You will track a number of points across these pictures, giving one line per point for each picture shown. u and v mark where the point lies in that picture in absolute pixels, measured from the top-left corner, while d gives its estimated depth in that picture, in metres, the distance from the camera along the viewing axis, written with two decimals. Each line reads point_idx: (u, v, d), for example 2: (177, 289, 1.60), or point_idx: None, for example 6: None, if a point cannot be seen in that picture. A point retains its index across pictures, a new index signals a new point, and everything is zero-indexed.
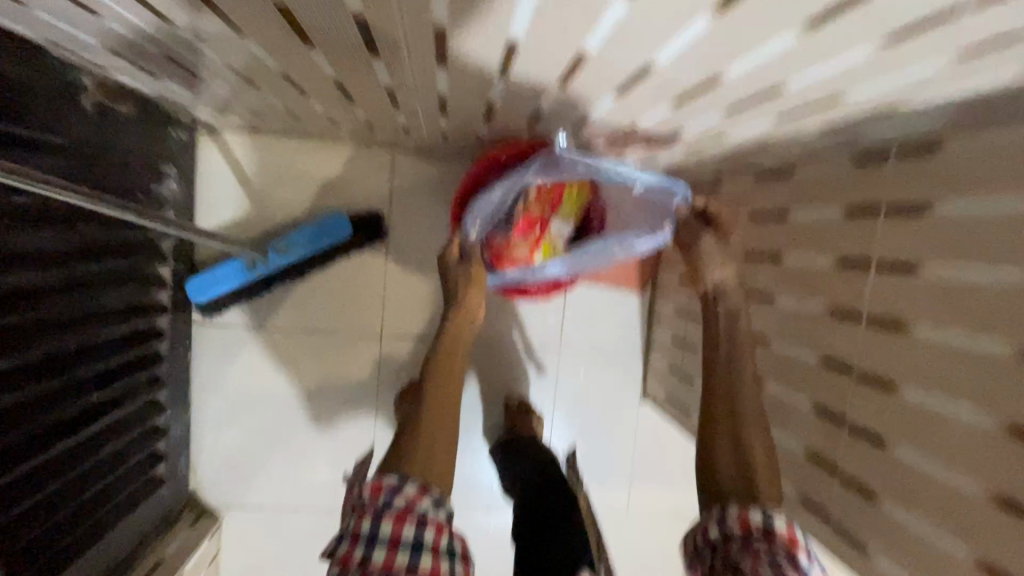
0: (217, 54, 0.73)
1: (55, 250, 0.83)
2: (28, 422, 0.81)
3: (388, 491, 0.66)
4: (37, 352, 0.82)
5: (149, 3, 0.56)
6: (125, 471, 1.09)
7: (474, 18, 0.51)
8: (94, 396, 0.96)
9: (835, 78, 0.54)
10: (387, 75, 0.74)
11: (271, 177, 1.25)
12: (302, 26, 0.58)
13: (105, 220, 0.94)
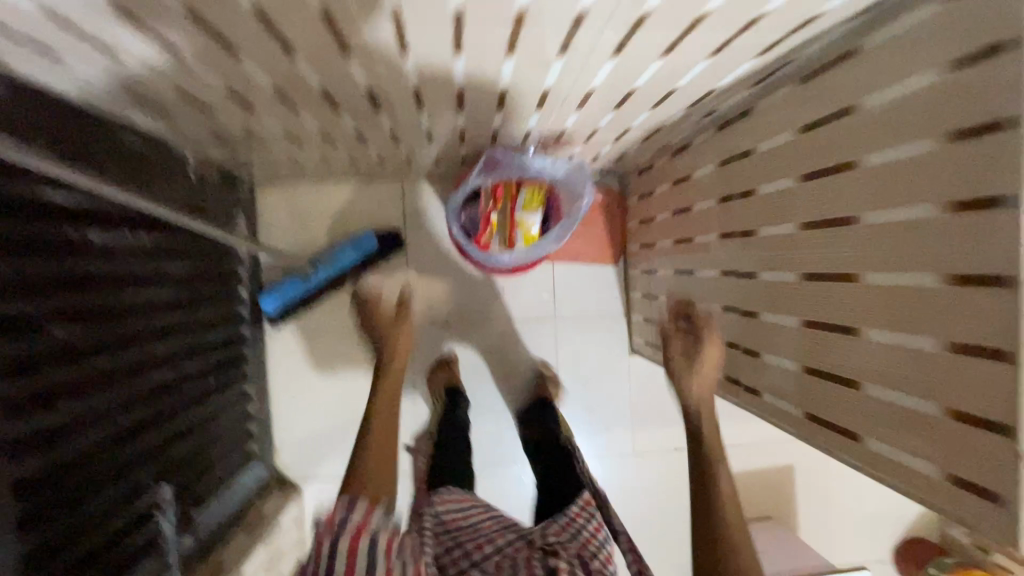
0: (280, 124, 1.10)
1: (179, 271, 1.19)
2: (170, 388, 1.13)
3: (394, 511, 0.77)
4: (175, 341, 1.15)
5: (249, 98, 0.92)
6: (234, 444, 1.41)
7: (445, 78, 0.85)
8: (209, 380, 1.30)
9: (675, 75, 0.85)
10: (393, 120, 1.09)
11: (310, 214, 1.62)
12: (342, 98, 0.93)
13: (202, 250, 1.29)
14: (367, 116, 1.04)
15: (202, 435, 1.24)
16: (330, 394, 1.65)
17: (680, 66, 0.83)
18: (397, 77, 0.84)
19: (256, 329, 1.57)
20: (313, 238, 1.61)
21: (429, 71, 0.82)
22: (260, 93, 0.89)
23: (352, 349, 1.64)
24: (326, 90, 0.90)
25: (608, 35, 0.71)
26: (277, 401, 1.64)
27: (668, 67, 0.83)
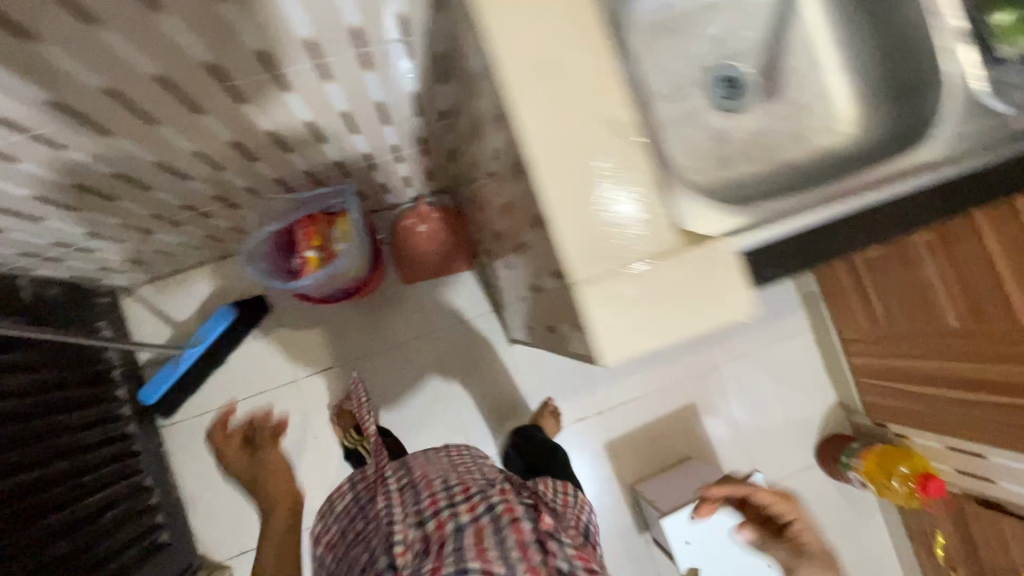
0: (101, 220, 1.11)
1: (10, 391, 1.14)
2: (16, 517, 1.06)
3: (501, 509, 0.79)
4: (13, 469, 1.09)
5: (43, 199, 0.94)
6: (130, 554, 1.33)
7: (201, 121, 0.88)
8: (78, 498, 1.23)
9: (432, 70, 0.91)
10: (204, 185, 1.12)
11: (179, 300, 1.59)
12: (130, 172, 0.96)
13: (49, 363, 1.25)
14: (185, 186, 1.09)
15: (75, 556, 1.16)
16: None
17: (420, 56, 0.89)
18: (153, 133, 0.87)
19: (145, 428, 1.51)
20: (186, 325, 1.59)
21: (210, 125, 0.90)
22: (45, 188, 0.91)
23: (252, 418, 1.60)
24: (117, 169, 0.94)
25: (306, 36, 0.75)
26: (187, 492, 1.57)
27: (410, 59, 0.89)
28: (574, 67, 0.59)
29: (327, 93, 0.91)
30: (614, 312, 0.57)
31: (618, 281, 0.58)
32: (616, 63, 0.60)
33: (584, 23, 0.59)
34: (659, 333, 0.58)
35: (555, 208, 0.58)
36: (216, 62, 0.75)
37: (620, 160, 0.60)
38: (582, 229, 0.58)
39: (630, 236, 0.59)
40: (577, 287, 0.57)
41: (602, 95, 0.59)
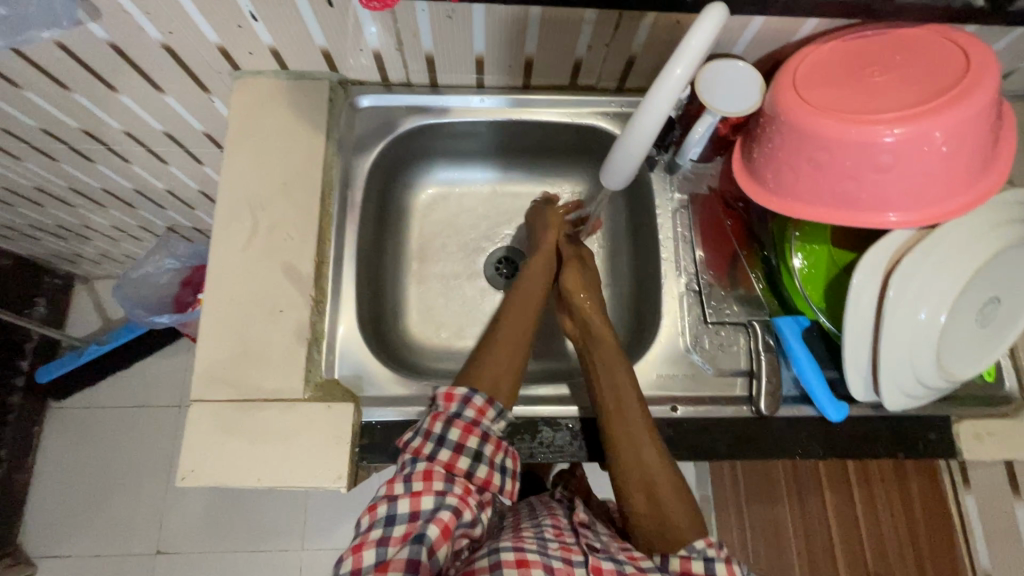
0: (39, 217, 1.26)
1: None
2: None
3: (460, 404, 0.59)
4: None
5: None
6: None
7: (100, 163, 1.01)
8: None
9: None
10: (127, 212, 1.24)
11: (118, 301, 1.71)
12: (48, 185, 1.09)
13: None
14: (106, 210, 1.23)
15: None
16: (96, 469, 1.59)
17: None
18: (59, 163, 1.00)
19: (31, 403, 1.57)
20: (114, 324, 1.68)
21: (106, 171, 1.04)
22: None
23: (125, 425, 1.62)
24: (37, 184, 1.09)
25: (164, 121, 0.85)
26: (39, 476, 1.58)
27: None
28: (276, 218, 0.68)
29: (207, 172, 1.04)
30: (214, 439, 0.60)
31: (229, 413, 0.61)
32: (322, 228, 0.69)
33: (303, 188, 0.69)
34: (248, 477, 0.59)
35: (207, 329, 0.64)
36: (88, 130, 0.88)
37: (288, 308, 0.65)
38: (220, 353, 0.63)
39: (269, 379, 0.62)
40: (191, 405, 0.61)
41: (291, 246, 0.67)
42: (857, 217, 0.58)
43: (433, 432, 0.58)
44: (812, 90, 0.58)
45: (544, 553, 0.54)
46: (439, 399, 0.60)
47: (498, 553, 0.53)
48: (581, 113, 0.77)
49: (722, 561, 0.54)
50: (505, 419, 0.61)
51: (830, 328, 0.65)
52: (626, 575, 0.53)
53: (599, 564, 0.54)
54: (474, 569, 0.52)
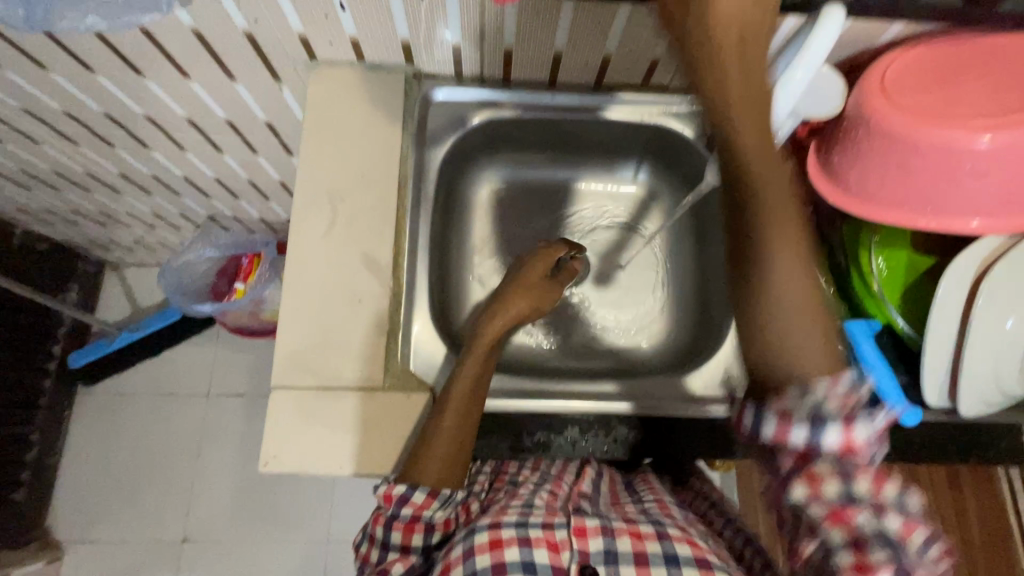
0: (81, 202, 1.26)
1: None
2: None
3: (398, 505, 0.56)
4: None
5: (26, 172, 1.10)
6: None
7: (156, 150, 1.01)
8: None
9: None
10: (171, 199, 1.24)
11: (147, 288, 1.71)
12: (98, 170, 1.10)
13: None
14: (150, 197, 1.24)
15: None
16: (124, 456, 1.59)
17: None
18: (114, 149, 1.01)
19: (62, 387, 1.57)
20: (143, 311, 1.68)
21: (159, 158, 1.04)
22: (25, 164, 1.07)
23: (154, 412, 1.62)
24: (88, 169, 1.09)
25: (229, 110, 0.86)
26: (67, 461, 1.58)
27: None
28: (352, 208, 0.68)
29: (260, 162, 1.05)
30: (295, 426, 0.61)
31: (310, 400, 0.61)
32: (398, 219, 0.69)
33: (380, 179, 0.69)
34: (333, 466, 0.60)
35: (286, 316, 0.64)
36: (151, 116, 0.89)
37: (367, 298, 0.65)
38: (300, 341, 0.63)
39: (349, 367, 0.63)
40: (272, 390, 0.62)
41: (368, 236, 0.67)
42: (941, 221, 0.58)
43: (376, 538, 0.58)
44: (902, 94, 0.58)
45: (519, 525, 0.54)
46: (378, 500, 0.57)
47: (470, 539, 0.53)
48: (652, 112, 0.78)
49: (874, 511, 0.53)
50: (450, 503, 0.58)
51: (906, 333, 0.66)
52: (611, 529, 0.55)
53: (583, 524, 0.55)
54: (450, 560, 0.53)
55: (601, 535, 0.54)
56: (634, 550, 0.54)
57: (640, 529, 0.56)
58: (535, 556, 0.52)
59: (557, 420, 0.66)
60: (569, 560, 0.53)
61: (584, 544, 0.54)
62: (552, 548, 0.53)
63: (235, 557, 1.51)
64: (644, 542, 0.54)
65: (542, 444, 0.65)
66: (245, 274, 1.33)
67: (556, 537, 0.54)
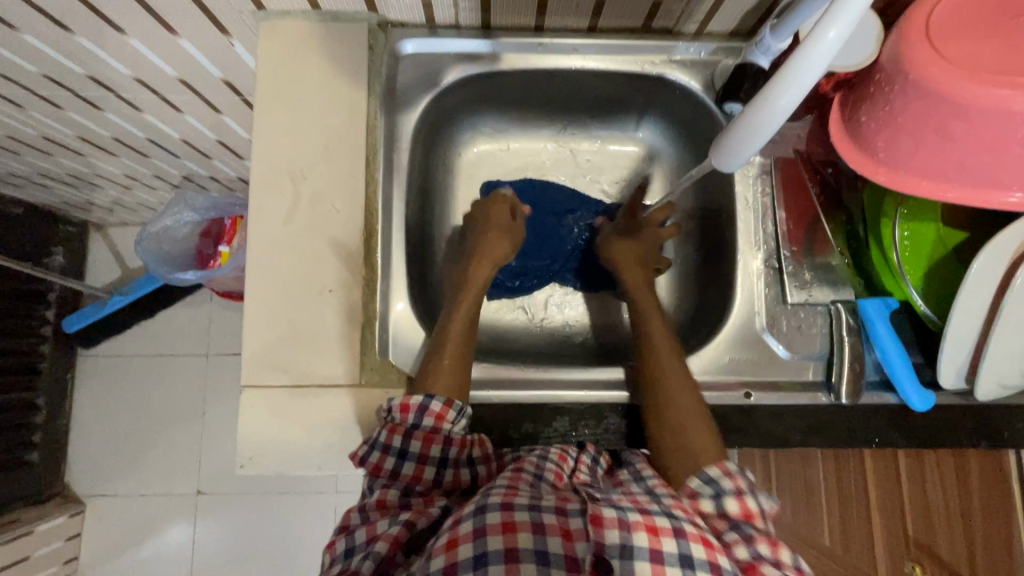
0: (45, 165, 1.18)
1: None
2: None
3: (417, 414, 0.54)
4: None
5: None
6: None
7: (109, 112, 0.92)
8: None
9: None
10: (138, 161, 1.16)
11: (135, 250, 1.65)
12: (53, 133, 1.01)
13: None
14: (118, 159, 1.15)
15: None
16: (131, 414, 1.57)
17: None
18: (65, 112, 0.92)
19: (61, 350, 1.53)
20: (134, 274, 1.64)
21: (115, 120, 0.95)
22: None
23: (155, 372, 1.59)
24: (42, 133, 1.00)
25: (182, 68, 0.77)
26: (77, 421, 1.56)
27: None
28: (317, 185, 0.61)
29: (225, 119, 0.95)
30: (269, 423, 0.58)
31: (283, 400, 0.58)
32: (368, 196, 0.63)
33: (345, 152, 0.62)
34: (310, 465, 0.58)
35: (253, 308, 0.60)
36: (95, 76, 0.80)
37: (338, 288, 0.60)
38: (268, 335, 0.59)
39: (322, 363, 0.59)
40: (244, 389, 0.58)
41: (334, 219, 0.61)
42: (979, 196, 0.52)
43: (391, 447, 0.53)
44: (954, 41, 0.48)
45: (533, 509, 0.45)
46: (395, 409, 0.55)
47: (482, 515, 0.44)
48: (654, 61, 0.68)
49: (733, 495, 0.49)
50: (467, 417, 0.55)
51: (927, 314, 0.60)
52: (629, 521, 0.44)
53: (600, 513, 0.44)
54: (457, 535, 0.44)
55: (620, 527, 0.44)
56: (650, 546, 0.43)
57: (657, 522, 0.45)
58: (549, 548, 0.43)
59: (547, 410, 0.63)
60: (584, 552, 0.43)
61: (600, 536, 0.43)
62: (565, 535, 0.44)
63: (249, 511, 1.52)
64: (660, 538, 0.44)
65: (532, 435, 0.62)
66: (230, 239, 1.27)
67: (569, 524, 0.44)
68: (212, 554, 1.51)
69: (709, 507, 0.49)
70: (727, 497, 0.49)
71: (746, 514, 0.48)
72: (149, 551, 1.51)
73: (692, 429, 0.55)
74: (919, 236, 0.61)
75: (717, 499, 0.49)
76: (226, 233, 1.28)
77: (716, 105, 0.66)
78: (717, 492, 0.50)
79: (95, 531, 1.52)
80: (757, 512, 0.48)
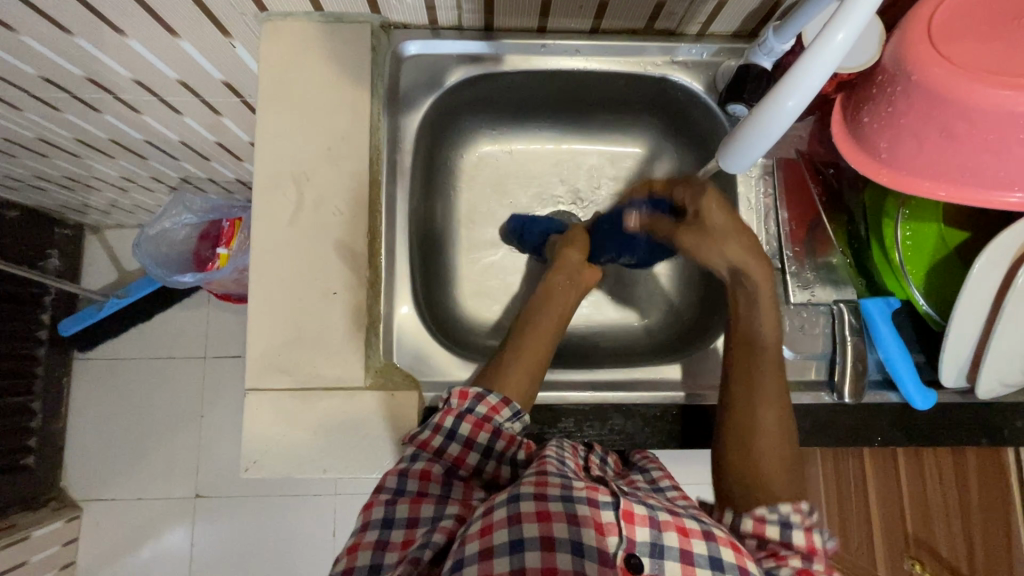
0: (40, 167, 1.17)
1: None
2: None
3: (473, 401, 0.55)
4: None
5: None
6: None
7: (108, 114, 0.91)
8: None
9: None
10: (136, 163, 1.15)
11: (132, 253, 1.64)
12: (50, 135, 1.00)
13: None
14: (115, 161, 1.14)
15: None
16: (129, 418, 1.56)
17: None
18: (63, 114, 0.91)
19: (57, 354, 1.52)
20: (130, 277, 1.63)
21: (114, 122, 0.95)
22: None
23: (153, 375, 1.57)
24: (39, 135, 1.00)
25: (182, 70, 0.76)
26: (73, 425, 1.55)
27: None
28: (320, 187, 0.61)
29: (224, 121, 0.95)
30: (274, 426, 0.58)
31: (288, 404, 0.58)
32: (372, 198, 0.63)
33: (349, 154, 0.62)
34: (314, 468, 0.57)
35: (256, 311, 0.59)
36: (94, 78, 0.79)
37: (343, 290, 0.60)
38: (272, 339, 0.59)
39: (325, 366, 0.59)
40: (247, 393, 0.58)
41: (338, 221, 0.61)
42: (982, 196, 0.53)
43: (443, 427, 0.53)
44: (956, 42, 0.48)
45: (567, 498, 0.44)
46: (451, 395, 0.56)
47: (515, 503, 0.44)
48: (656, 63, 0.68)
49: (802, 528, 0.49)
50: (521, 419, 0.56)
51: (929, 313, 0.61)
52: (659, 520, 0.44)
53: (631, 509, 0.44)
54: (491, 521, 0.44)
55: (650, 525, 0.44)
56: (681, 547, 0.43)
57: (687, 523, 0.45)
58: (583, 539, 0.43)
59: (552, 411, 0.63)
60: (615, 547, 0.43)
61: (631, 533, 0.44)
62: (598, 529, 0.44)
63: (249, 514, 1.52)
64: (691, 540, 0.44)
65: (538, 437, 0.62)
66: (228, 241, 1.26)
67: (601, 517, 0.44)
68: (211, 557, 1.51)
69: (772, 534, 0.50)
70: (797, 529, 0.49)
71: (808, 551, 0.49)
72: (147, 555, 1.50)
73: (764, 413, 0.56)
74: (921, 236, 0.61)
75: (784, 530, 0.49)
76: (224, 236, 1.28)
77: (719, 105, 0.67)
78: (786, 525, 0.50)
79: (92, 535, 1.51)
80: (820, 548, 0.49)
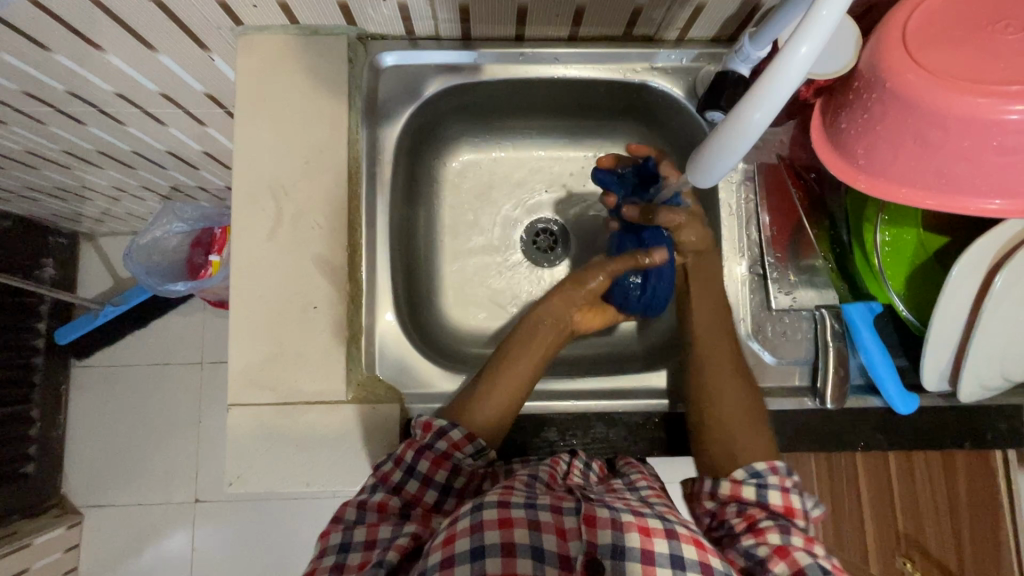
0: (30, 178, 1.17)
1: None
2: None
3: (435, 435, 0.55)
4: None
5: None
6: None
7: (92, 127, 0.91)
8: None
9: None
10: (125, 172, 1.15)
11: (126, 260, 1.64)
12: (38, 147, 1.00)
13: None
14: (104, 171, 1.14)
15: None
16: (127, 424, 1.57)
17: None
18: (48, 128, 0.91)
19: (54, 362, 1.53)
20: (126, 284, 1.63)
21: (100, 134, 0.95)
22: None
23: (149, 382, 1.58)
24: (27, 148, 1.00)
25: (164, 83, 0.76)
26: (72, 433, 1.56)
27: None
28: (300, 201, 0.61)
29: (209, 131, 0.95)
30: (257, 441, 0.58)
31: (271, 418, 0.58)
32: (351, 211, 0.63)
33: (327, 168, 0.62)
34: (297, 482, 0.58)
35: (238, 327, 0.60)
36: (76, 92, 0.79)
37: (323, 304, 0.60)
38: (253, 354, 0.59)
39: (307, 381, 0.59)
40: (230, 409, 0.59)
41: (318, 235, 0.61)
42: (959, 202, 0.52)
43: (403, 460, 0.53)
44: (929, 49, 0.48)
45: (529, 505, 0.44)
46: (417, 427, 0.56)
47: (478, 512, 0.44)
48: (636, 69, 0.68)
49: (779, 488, 0.51)
50: (483, 455, 0.56)
51: (910, 319, 0.61)
52: (620, 520, 0.45)
53: (594, 513, 0.45)
54: (454, 532, 0.44)
55: (611, 527, 0.44)
56: (642, 547, 0.43)
57: (650, 523, 0.45)
58: (544, 544, 0.43)
59: (536, 421, 0.63)
60: (576, 551, 0.43)
61: (592, 535, 0.44)
62: (560, 534, 0.44)
63: (248, 518, 1.53)
64: (653, 539, 0.44)
65: (522, 447, 0.63)
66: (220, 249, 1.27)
67: (564, 522, 0.44)
68: (211, 561, 1.52)
69: (748, 497, 0.52)
70: (771, 488, 0.51)
71: (787, 509, 0.51)
72: (148, 560, 1.52)
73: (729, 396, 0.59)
74: (900, 242, 0.61)
75: (761, 490, 0.52)
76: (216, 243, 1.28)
77: (698, 112, 0.66)
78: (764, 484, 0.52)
79: (93, 541, 1.52)
80: (800, 509, 0.51)
